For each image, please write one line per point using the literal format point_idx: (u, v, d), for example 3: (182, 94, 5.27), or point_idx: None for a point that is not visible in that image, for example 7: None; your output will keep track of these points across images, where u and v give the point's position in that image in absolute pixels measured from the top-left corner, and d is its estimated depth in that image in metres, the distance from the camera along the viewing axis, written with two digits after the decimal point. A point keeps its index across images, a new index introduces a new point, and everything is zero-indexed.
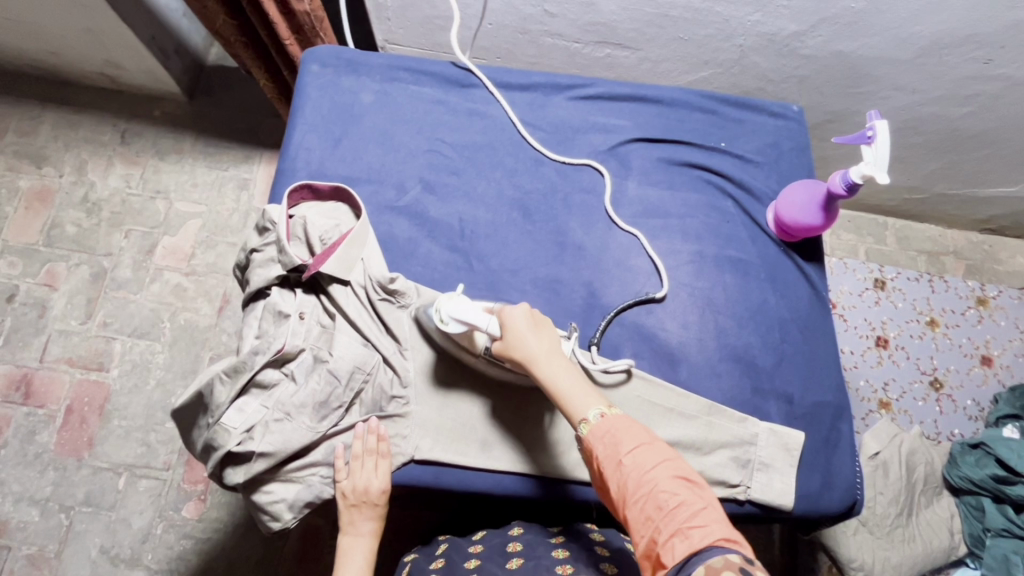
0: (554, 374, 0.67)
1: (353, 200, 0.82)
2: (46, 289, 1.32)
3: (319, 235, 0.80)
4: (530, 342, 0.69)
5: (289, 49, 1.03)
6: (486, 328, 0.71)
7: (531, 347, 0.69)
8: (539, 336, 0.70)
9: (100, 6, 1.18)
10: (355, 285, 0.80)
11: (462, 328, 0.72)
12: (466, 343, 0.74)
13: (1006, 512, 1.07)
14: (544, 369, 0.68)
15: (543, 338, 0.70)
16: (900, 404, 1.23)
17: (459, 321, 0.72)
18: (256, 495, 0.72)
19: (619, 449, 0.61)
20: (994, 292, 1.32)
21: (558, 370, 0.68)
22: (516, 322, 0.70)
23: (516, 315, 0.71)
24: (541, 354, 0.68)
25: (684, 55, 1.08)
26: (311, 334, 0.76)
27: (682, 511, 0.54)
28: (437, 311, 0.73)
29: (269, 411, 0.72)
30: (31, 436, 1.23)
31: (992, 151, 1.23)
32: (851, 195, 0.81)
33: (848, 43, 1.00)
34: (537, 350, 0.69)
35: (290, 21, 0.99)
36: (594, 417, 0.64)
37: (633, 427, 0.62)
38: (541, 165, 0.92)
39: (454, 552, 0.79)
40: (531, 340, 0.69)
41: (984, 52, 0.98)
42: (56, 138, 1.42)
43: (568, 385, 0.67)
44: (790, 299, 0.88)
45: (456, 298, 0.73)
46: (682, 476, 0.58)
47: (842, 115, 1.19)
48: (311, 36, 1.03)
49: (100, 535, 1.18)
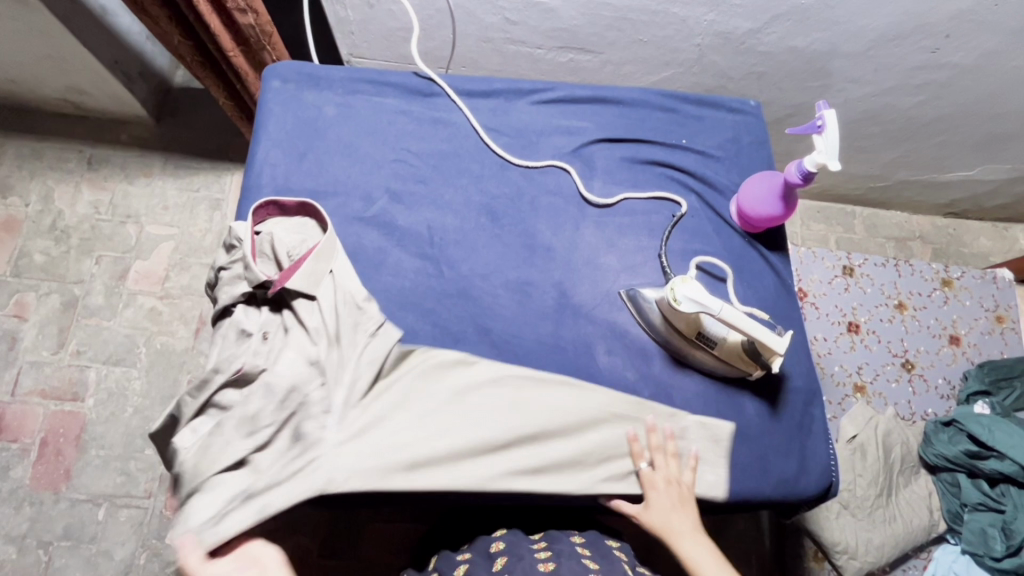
0: (695, 553, 0.74)
1: (319, 216, 0.81)
2: (15, 320, 1.30)
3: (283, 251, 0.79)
4: (672, 518, 0.76)
5: (234, 60, 1.04)
6: (719, 312, 0.77)
7: (674, 525, 0.75)
8: (682, 513, 0.76)
9: (58, 30, 1.17)
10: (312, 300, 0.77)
11: (696, 309, 0.78)
12: (673, 330, 0.83)
13: (980, 487, 1.10)
14: (684, 546, 0.75)
15: (684, 515, 0.76)
16: (875, 387, 1.25)
17: (693, 302, 0.78)
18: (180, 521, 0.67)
19: None
20: (958, 273, 1.34)
21: (696, 547, 0.75)
22: (660, 495, 0.77)
23: (655, 478, 0.77)
24: (686, 529, 0.76)
25: (645, 56, 1.10)
26: (268, 352, 0.74)
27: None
28: (672, 291, 0.79)
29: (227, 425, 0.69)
30: (5, 471, 1.20)
31: (947, 137, 1.27)
32: (807, 183, 0.83)
33: (801, 39, 1.03)
34: (680, 525, 0.75)
35: (235, 33, 1.00)
36: None
37: None
38: (506, 169, 0.93)
39: (441, 562, 0.77)
40: (675, 519, 0.76)
41: (931, 42, 1.01)
42: (20, 167, 1.40)
43: (705, 566, 0.74)
44: (757, 289, 0.90)
45: (690, 282, 0.79)
46: None
47: (802, 108, 1.22)
48: (257, 48, 1.03)
49: (82, 569, 1.16)
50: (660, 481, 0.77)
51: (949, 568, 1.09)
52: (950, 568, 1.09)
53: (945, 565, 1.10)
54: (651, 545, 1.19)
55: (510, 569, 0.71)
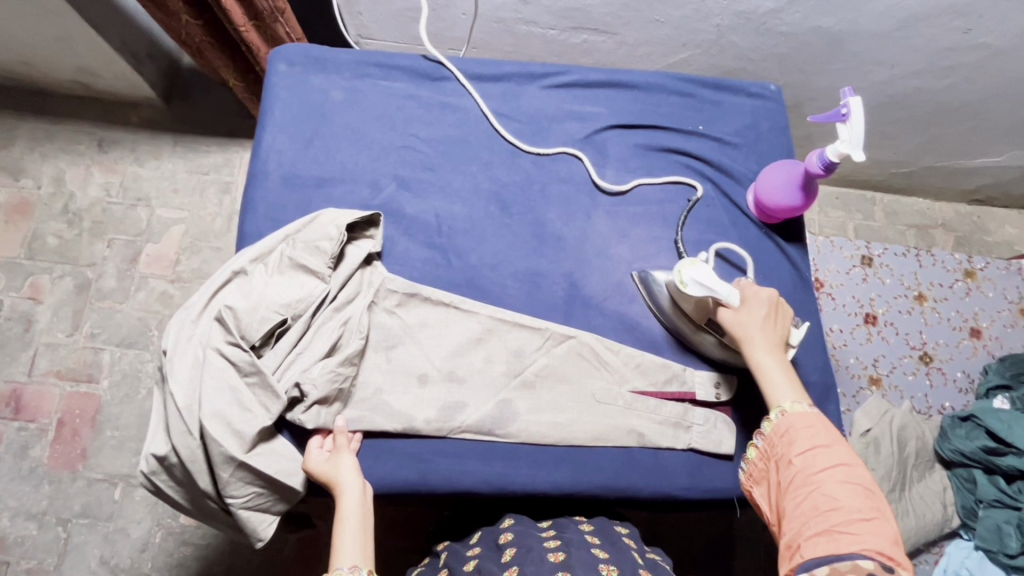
0: (767, 363, 0.73)
1: (226, 371, 0.72)
2: (30, 302, 1.31)
3: (324, 370, 0.74)
4: (757, 327, 0.75)
5: (246, 36, 1.01)
6: (726, 297, 0.76)
7: (755, 332, 0.75)
8: (773, 327, 0.76)
9: (65, 11, 1.15)
10: (265, 411, 0.73)
11: (703, 293, 0.76)
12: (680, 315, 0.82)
13: (997, 484, 1.08)
14: (758, 355, 0.74)
15: (773, 330, 0.76)
16: (891, 379, 1.23)
17: (701, 286, 0.76)
18: (164, 471, 0.73)
19: (799, 444, 0.66)
20: (982, 263, 1.30)
21: (769, 361, 0.73)
22: (757, 304, 0.77)
23: (758, 299, 0.77)
24: (764, 341, 0.74)
25: (662, 37, 1.06)
26: (175, 443, 0.71)
27: (836, 513, 0.59)
28: (680, 275, 0.77)
29: (178, 377, 0.72)
30: (24, 451, 1.22)
31: (977, 122, 1.22)
32: (828, 173, 0.81)
33: (826, 19, 0.99)
34: (763, 337, 0.75)
35: (246, 7, 0.97)
36: (775, 416, 0.70)
37: (819, 435, 0.66)
38: (516, 157, 0.90)
39: (451, 559, 0.76)
40: (763, 326, 0.75)
41: (964, 22, 0.96)
42: (32, 150, 1.40)
43: (773, 373, 0.73)
44: (773, 282, 0.88)
45: (699, 266, 0.77)
46: (850, 483, 0.61)
47: (824, 92, 1.17)
48: (270, 22, 1.00)
49: (100, 546, 1.18)
50: (761, 309, 0.76)
51: (961, 563, 1.08)
52: (963, 564, 1.08)
53: (957, 560, 1.09)
54: (658, 530, 1.19)
55: (520, 561, 0.69)
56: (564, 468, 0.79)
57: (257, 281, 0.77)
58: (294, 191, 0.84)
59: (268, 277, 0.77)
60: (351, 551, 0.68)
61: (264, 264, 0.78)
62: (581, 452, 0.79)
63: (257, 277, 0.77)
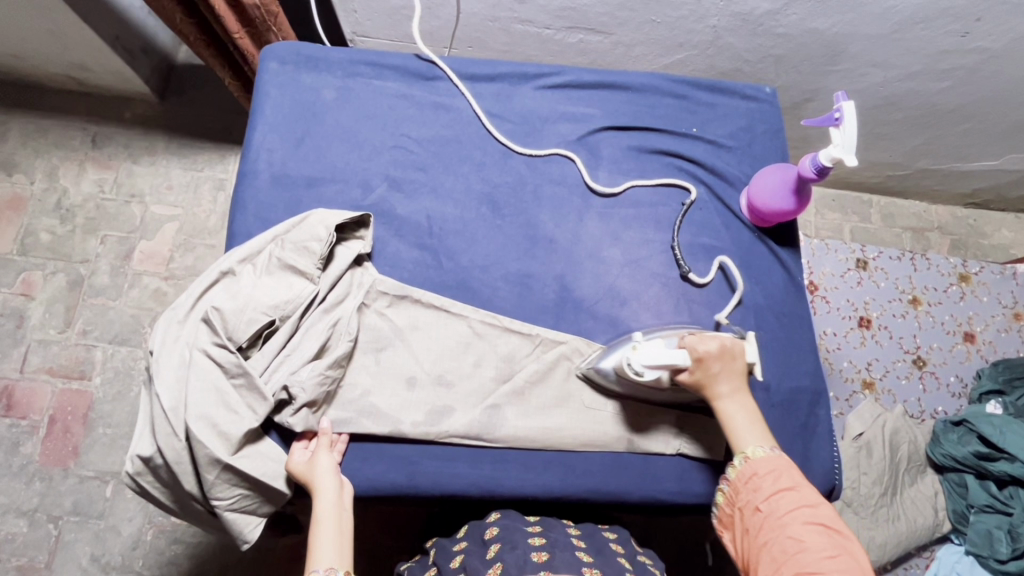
0: (735, 414, 0.73)
1: (214, 372, 0.72)
2: (22, 298, 1.30)
3: (311, 372, 0.73)
4: (719, 384, 0.74)
5: (240, 43, 1.02)
6: (681, 363, 0.73)
7: (718, 388, 0.74)
8: (731, 376, 0.74)
9: (59, 7, 1.14)
10: (251, 413, 0.72)
11: (657, 373, 0.74)
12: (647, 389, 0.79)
13: (988, 488, 1.07)
14: (724, 407, 0.74)
15: (733, 377, 0.74)
16: (884, 383, 1.23)
17: (653, 368, 0.74)
18: (149, 472, 0.72)
19: (764, 490, 0.67)
20: (977, 267, 1.30)
21: (736, 410, 0.73)
22: (713, 360, 0.74)
23: (711, 353, 0.74)
24: (725, 392, 0.74)
25: (659, 37, 1.05)
26: (159, 443, 0.70)
27: (805, 555, 0.60)
28: (629, 365, 0.75)
29: (165, 377, 0.71)
30: (15, 448, 1.22)
31: (973, 125, 1.21)
32: (821, 178, 0.80)
33: (822, 21, 0.98)
34: (724, 389, 0.74)
35: (240, 14, 0.98)
36: (738, 463, 0.71)
37: (779, 476, 0.68)
38: (509, 158, 0.90)
39: (440, 556, 0.75)
40: (722, 379, 0.74)
41: (960, 26, 0.96)
42: (24, 145, 1.39)
43: (740, 422, 0.73)
44: (765, 286, 0.88)
45: (641, 350, 0.75)
46: (817, 522, 0.63)
47: (819, 94, 1.17)
48: (263, 30, 1.02)
49: (91, 544, 1.18)
50: (715, 363, 0.74)
51: (952, 567, 1.08)
52: (953, 569, 1.08)
53: (948, 565, 1.09)
54: (651, 532, 1.19)
55: (503, 558, 0.68)
56: (553, 470, 0.78)
57: (246, 282, 0.76)
58: (285, 191, 0.84)
59: (256, 278, 0.77)
60: (329, 553, 0.67)
61: (252, 265, 0.78)
62: (571, 456, 0.79)
63: (246, 278, 0.77)
